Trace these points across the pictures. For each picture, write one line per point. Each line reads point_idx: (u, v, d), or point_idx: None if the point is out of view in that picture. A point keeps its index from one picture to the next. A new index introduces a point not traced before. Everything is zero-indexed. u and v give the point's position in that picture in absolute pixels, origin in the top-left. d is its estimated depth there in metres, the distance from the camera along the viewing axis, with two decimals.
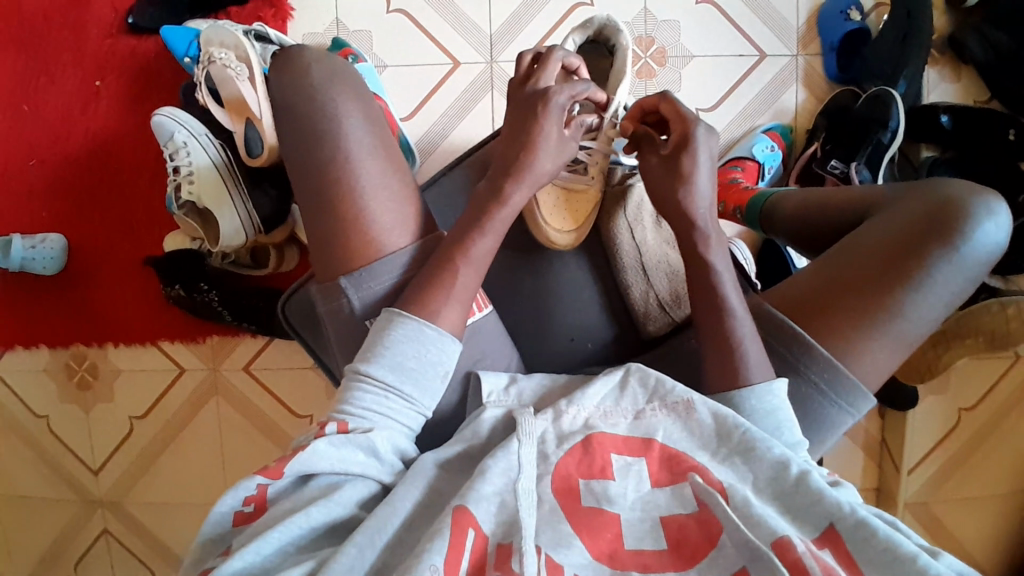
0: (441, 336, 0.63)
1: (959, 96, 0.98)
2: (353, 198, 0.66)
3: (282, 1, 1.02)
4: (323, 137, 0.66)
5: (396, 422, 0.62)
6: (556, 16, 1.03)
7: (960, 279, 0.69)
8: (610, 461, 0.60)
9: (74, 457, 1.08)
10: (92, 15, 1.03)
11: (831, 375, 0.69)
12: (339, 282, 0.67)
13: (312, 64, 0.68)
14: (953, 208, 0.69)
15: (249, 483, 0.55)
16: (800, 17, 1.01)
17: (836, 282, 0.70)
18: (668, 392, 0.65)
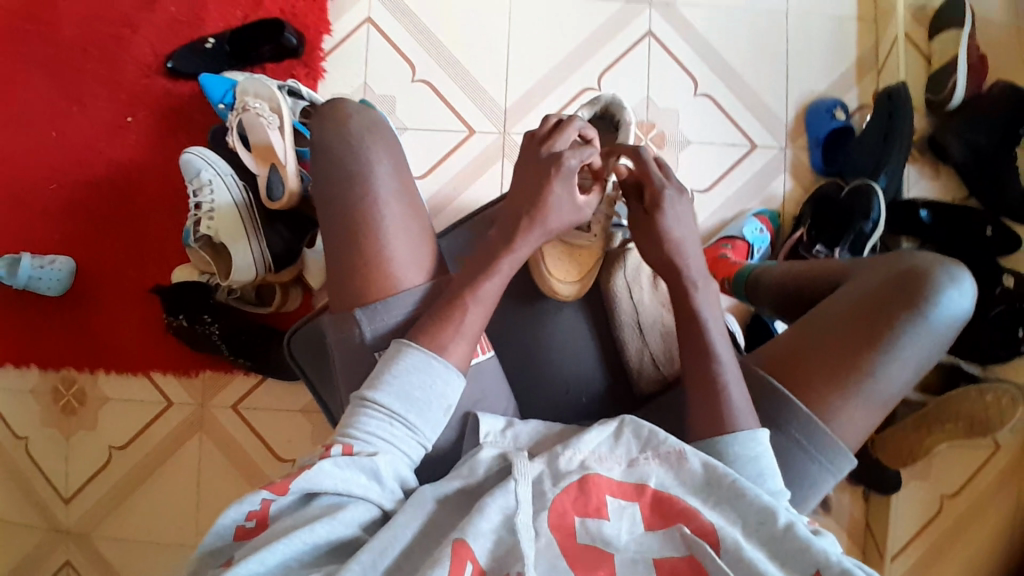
0: (447, 369, 0.65)
1: (939, 193, 1.07)
2: (376, 232, 0.70)
3: (315, 62, 1.10)
4: (353, 173, 0.71)
5: (399, 450, 0.63)
6: (567, 95, 1.11)
7: (930, 344, 0.71)
8: (605, 502, 0.60)
9: (47, 483, 1.06)
10: (135, 59, 1.10)
11: (811, 432, 0.70)
12: (353, 312, 0.70)
13: (351, 110, 0.74)
14: (921, 276, 0.72)
15: (254, 497, 0.56)
16: (789, 112, 1.11)
17: (810, 344, 0.73)
18: (660, 442, 0.64)
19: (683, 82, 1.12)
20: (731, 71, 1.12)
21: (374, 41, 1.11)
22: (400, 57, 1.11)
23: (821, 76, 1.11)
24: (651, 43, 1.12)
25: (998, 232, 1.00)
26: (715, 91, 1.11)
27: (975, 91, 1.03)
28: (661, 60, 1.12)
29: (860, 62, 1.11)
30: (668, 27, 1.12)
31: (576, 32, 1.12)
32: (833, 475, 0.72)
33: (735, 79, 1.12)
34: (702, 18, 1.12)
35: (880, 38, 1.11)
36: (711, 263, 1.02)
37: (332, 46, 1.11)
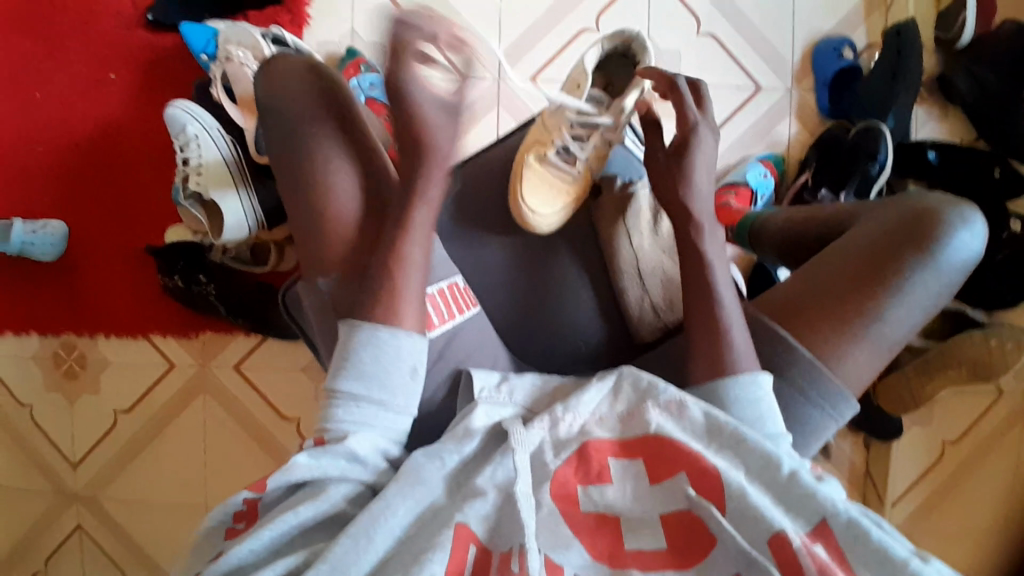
0: (395, 332, 0.58)
1: (946, 134, 1.04)
2: (338, 202, 0.65)
3: (299, 7, 1.05)
4: (309, 145, 0.67)
5: (376, 430, 0.57)
6: (564, 37, 1.07)
7: (939, 284, 0.70)
8: (608, 466, 0.56)
9: (54, 448, 1.07)
10: (111, 10, 1.05)
11: (816, 379, 0.68)
12: (317, 284, 0.65)
13: (295, 73, 0.69)
14: (932, 217, 0.71)
15: (238, 498, 0.56)
16: (795, 54, 1.06)
17: (819, 285, 0.71)
18: (659, 392, 0.60)
19: (685, 21, 1.07)
20: (736, 7, 1.06)
21: None
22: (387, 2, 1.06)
23: (830, 10, 1.06)
24: None
25: (1007, 173, 0.97)
26: (718, 29, 1.07)
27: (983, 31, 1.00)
28: None
29: None
30: None
31: None
32: (834, 421, 0.71)
33: (740, 16, 1.06)
34: None
35: None
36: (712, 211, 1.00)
37: None
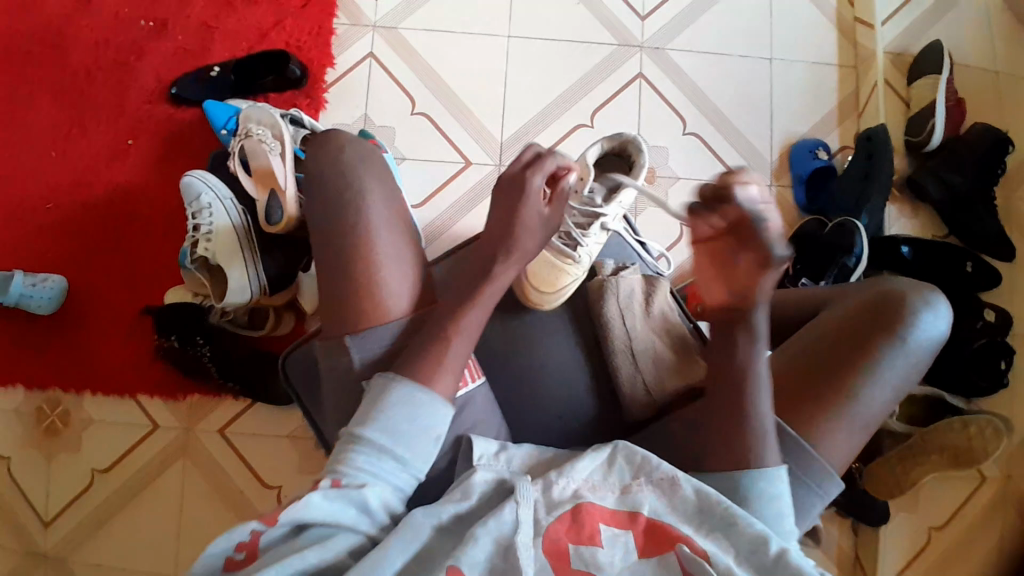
0: (433, 400, 0.62)
1: (918, 229, 1.12)
2: (372, 264, 0.68)
3: (318, 93, 1.14)
4: (349, 206, 0.70)
5: (390, 484, 0.59)
6: (561, 130, 1.15)
7: (911, 365, 0.72)
8: (598, 530, 0.58)
9: (28, 505, 1.04)
10: (141, 86, 1.13)
11: (797, 456, 0.69)
12: (344, 340, 0.68)
13: (346, 144, 0.73)
14: (899, 299, 0.74)
15: (244, 528, 0.55)
16: (772, 153, 1.16)
17: (795, 368, 0.73)
18: (653, 468, 0.63)
19: (671, 121, 1.16)
20: (718, 112, 1.17)
21: (376, 75, 1.15)
22: (400, 90, 1.15)
23: (803, 118, 1.16)
24: (641, 83, 1.17)
25: (978, 267, 1.04)
26: (702, 130, 1.16)
27: (953, 134, 1.09)
28: (651, 99, 1.17)
29: (840, 105, 1.17)
30: (657, 69, 1.17)
31: (571, 71, 1.17)
32: (821, 498, 0.71)
33: (721, 120, 1.17)
34: (690, 62, 1.18)
35: (859, 84, 1.17)
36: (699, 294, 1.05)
37: (335, 78, 1.15)
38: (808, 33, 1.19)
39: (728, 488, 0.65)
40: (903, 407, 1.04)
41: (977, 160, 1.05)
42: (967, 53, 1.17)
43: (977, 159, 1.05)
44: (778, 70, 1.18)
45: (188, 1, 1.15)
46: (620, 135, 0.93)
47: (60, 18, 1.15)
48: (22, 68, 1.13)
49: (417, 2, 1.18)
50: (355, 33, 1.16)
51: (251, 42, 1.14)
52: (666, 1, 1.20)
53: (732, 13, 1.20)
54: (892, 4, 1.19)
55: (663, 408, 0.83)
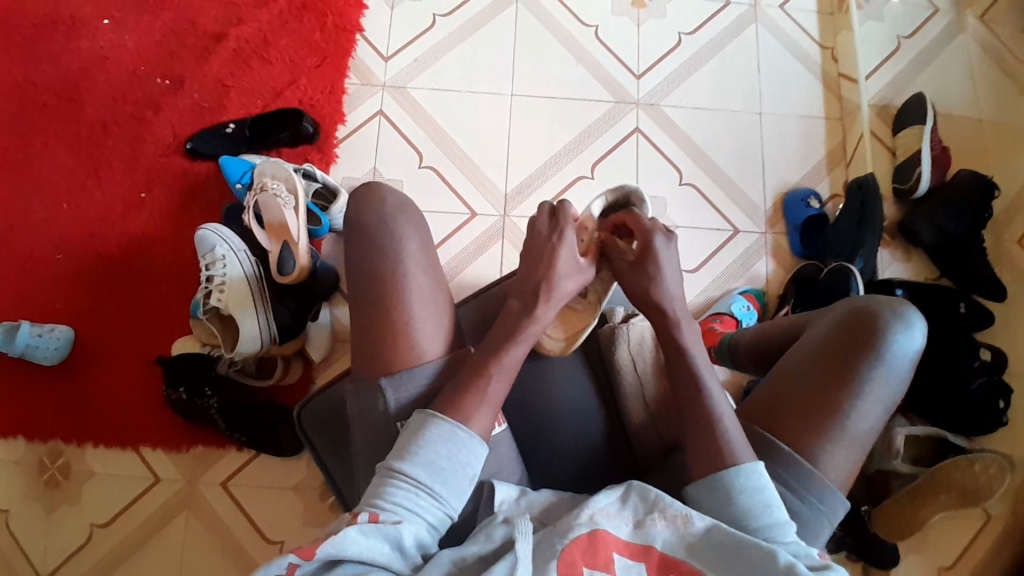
0: (472, 439, 0.66)
1: (912, 273, 1.15)
2: (406, 309, 0.72)
3: (329, 148, 1.17)
4: (386, 254, 0.73)
5: (423, 521, 0.62)
6: (563, 181, 1.19)
7: (894, 377, 0.75)
8: (612, 558, 0.60)
9: (26, 559, 1.01)
10: (156, 142, 1.17)
11: (795, 475, 0.72)
12: (380, 381, 0.71)
13: (388, 194, 0.77)
14: (872, 313, 0.77)
15: (281, 561, 0.54)
16: (766, 202, 1.20)
17: (785, 393, 0.77)
18: (668, 504, 0.64)
19: (669, 172, 1.21)
20: (713, 163, 1.22)
21: (385, 130, 1.20)
22: (408, 145, 1.19)
23: (795, 168, 1.22)
24: (638, 136, 1.22)
25: (971, 308, 1.08)
26: (698, 180, 1.21)
27: (940, 180, 1.14)
28: (649, 153, 1.22)
29: (830, 156, 1.22)
30: (653, 123, 1.23)
31: (572, 125, 1.22)
32: (827, 518, 0.74)
33: (717, 170, 1.21)
34: (685, 116, 1.24)
35: (846, 135, 1.23)
36: (700, 335, 1.09)
37: (346, 134, 1.19)
38: (796, 89, 1.26)
39: (723, 498, 0.66)
40: (908, 448, 1.04)
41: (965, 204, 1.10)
42: (950, 104, 1.23)
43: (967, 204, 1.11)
44: (769, 124, 1.24)
45: (204, 62, 1.20)
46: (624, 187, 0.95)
47: (80, 78, 1.19)
48: (39, 125, 1.17)
49: (425, 62, 1.24)
50: (365, 92, 1.21)
51: (264, 100, 1.19)
52: (660, 60, 1.26)
53: (723, 72, 1.26)
54: (875, 61, 1.26)
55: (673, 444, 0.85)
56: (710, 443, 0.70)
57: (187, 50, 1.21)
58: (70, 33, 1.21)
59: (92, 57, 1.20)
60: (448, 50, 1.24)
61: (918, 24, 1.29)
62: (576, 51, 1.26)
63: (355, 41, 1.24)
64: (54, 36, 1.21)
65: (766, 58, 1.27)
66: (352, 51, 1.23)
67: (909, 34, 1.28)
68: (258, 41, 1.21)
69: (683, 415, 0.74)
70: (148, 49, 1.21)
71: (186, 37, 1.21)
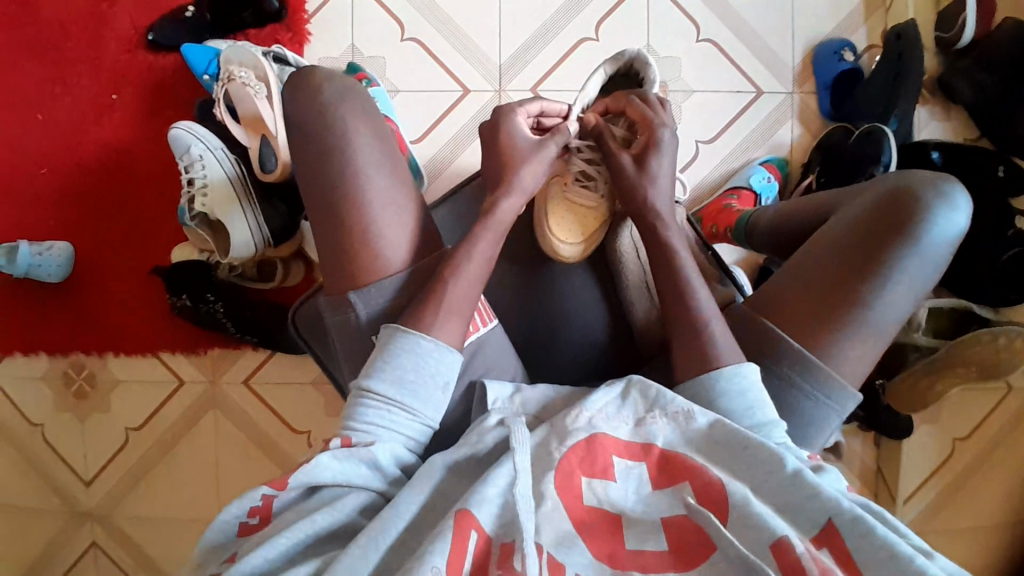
0: (440, 347, 0.64)
1: (951, 133, 1.04)
2: (368, 219, 0.67)
3: (300, 25, 1.06)
4: (338, 161, 0.67)
5: (400, 435, 0.62)
6: (563, 47, 1.07)
7: (928, 265, 0.69)
8: (612, 463, 0.56)
9: (66, 467, 1.08)
10: (115, 32, 1.06)
11: (803, 367, 0.69)
12: (347, 296, 0.68)
13: (324, 83, 0.70)
14: (912, 193, 0.70)
15: (255, 494, 0.57)
16: (795, 56, 1.07)
17: (806, 284, 0.71)
18: (669, 401, 0.59)
19: (684, 26, 1.07)
20: (735, 12, 1.07)
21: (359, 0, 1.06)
22: (387, 16, 1.07)
23: (830, 13, 1.06)
24: None
25: (1012, 170, 0.98)
26: (718, 34, 1.07)
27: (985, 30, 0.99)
28: (662, 6, 1.07)
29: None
30: None
31: None
32: (835, 411, 0.70)
33: (738, 21, 1.07)
34: None
35: None
36: (715, 214, 1.01)
37: (316, 7, 1.06)
38: None
39: (705, 399, 0.64)
40: (931, 321, 1.00)
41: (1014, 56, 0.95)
42: None
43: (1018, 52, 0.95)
44: None
45: None
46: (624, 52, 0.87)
47: None
48: None
49: None
50: None
51: None
52: None
53: None
54: None
55: None
56: (703, 345, 0.66)
57: None
58: None
59: None
60: None
61: None
62: None
63: None
64: None
65: None
66: None
67: None
68: None
69: (671, 319, 0.70)
70: None
71: None
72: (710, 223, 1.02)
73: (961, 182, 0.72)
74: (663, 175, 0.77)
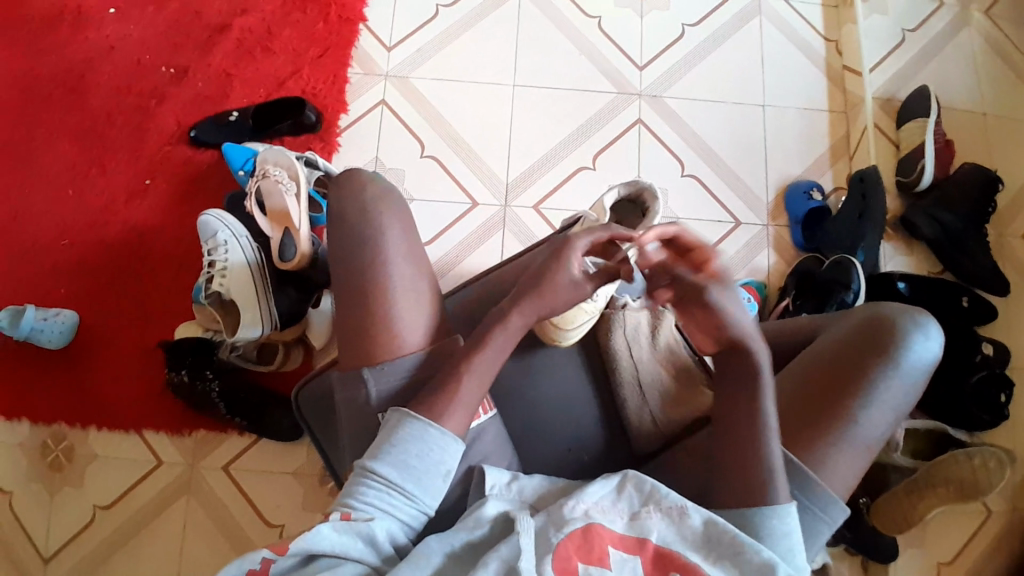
0: (444, 437, 0.66)
1: (914, 266, 1.15)
2: (388, 298, 0.72)
3: (332, 136, 1.18)
4: (367, 246, 0.73)
5: (396, 517, 0.64)
6: (565, 170, 1.19)
7: (909, 385, 0.73)
8: (607, 552, 0.60)
9: (26, 542, 1.02)
10: (161, 129, 1.18)
11: (802, 482, 0.70)
12: (361, 372, 0.72)
13: (365, 184, 0.76)
14: (891, 322, 0.75)
15: (255, 556, 0.59)
16: (768, 194, 1.20)
17: (796, 395, 0.74)
18: (662, 496, 0.64)
19: (671, 162, 1.21)
20: (714, 154, 1.22)
21: (387, 120, 1.20)
22: (411, 135, 1.20)
23: (797, 161, 1.21)
24: (641, 127, 1.22)
25: (973, 302, 1.08)
26: (699, 170, 1.21)
27: (942, 176, 1.14)
28: (650, 144, 1.21)
29: (833, 147, 1.22)
30: (656, 115, 1.23)
31: (574, 114, 1.22)
32: (826, 523, 0.72)
33: (718, 162, 1.21)
34: (687, 107, 1.24)
35: (850, 128, 1.23)
36: None
37: (348, 123, 1.20)
38: (799, 80, 1.25)
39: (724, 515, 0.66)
40: (908, 442, 1.04)
41: (968, 198, 1.10)
42: (954, 97, 1.22)
43: (970, 197, 1.10)
44: (772, 115, 1.23)
45: (209, 51, 1.21)
46: (636, 180, 0.94)
47: (87, 63, 1.20)
48: (46, 110, 1.18)
49: (428, 52, 1.24)
50: (367, 81, 1.22)
51: (269, 89, 1.20)
52: (663, 51, 1.26)
53: (725, 62, 1.26)
54: (878, 54, 1.25)
55: (670, 439, 0.84)
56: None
57: (193, 38, 1.22)
58: (78, 20, 1.22)
59: (99, 43, 1.21)
60: (450, 40, 1.25)
61: (923, 18, 1.28)
62: (578, 42, 1.26)
63: (358, 31, 1.24)
64: (62, 23, 1.22)
65: (770, 49, 1.27)
66: (356, 41, 1.24)
67: (913, 27, 1.27)
68: (264, 30, 1.22)
69: None
70: (154, 36, 1.22)
71: (192, 26, 1.22)
72: None
73: (932, 315, 0.77)
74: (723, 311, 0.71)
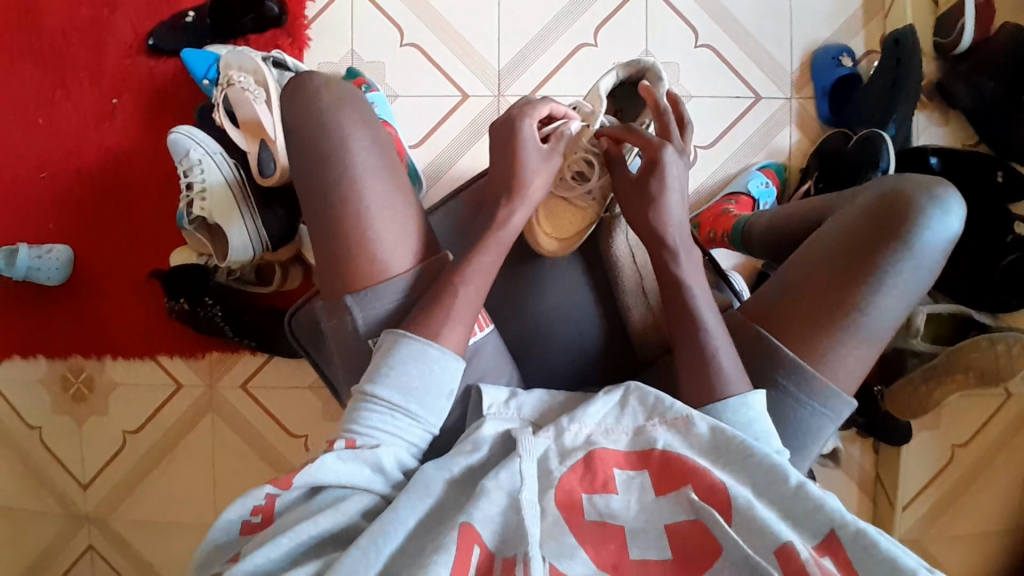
0: (445, 355, 0.59)
1: (948, 139, 1.06)
2: (363, 221, 0.63)
3: (300, 30, 1.06)
4: (333, 159, 0.64)
5: (401, 441, 0.57)
6: (561, 53, 1.07)
7: (919, 270, 0.65)
8: (613, 475, 0.54)
9: (63, 471, 1.09)
10: (117, 39, 1.07)
11: (799, 378, 0.65)
12: (345, 299, 0.64)
13: (320, 88, 0.66)
14: (903, 200, 0.65)
15: (258, 492, 0.53)
16: (793, 62, 1.07)
17: (795, 289, 0.67)
18: (667, 408, 0.57)
19: (683, 33, 1.07)
20: (732, 19, 1.07)
21: (359, 5, 1.07)
22: (387, 21, 1.07)
23: (827, 21, 1.06)
24: None
25: (1009, 177, 0.98)
26: (715, 40, 1.07)
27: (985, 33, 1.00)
28: (659, 11, 1.07)
29: (867, 3, 1.07)
30: None
31: None
32: (830, 417, 0.66)
33: (736, 28, 1.07)
34: None
35: None
36: (711, 219, 1.00)
37: (316, 14, 1.07)
38: None
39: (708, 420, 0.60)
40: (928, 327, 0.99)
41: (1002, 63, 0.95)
42: None
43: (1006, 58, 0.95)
44: None
45: None
46: (638, 59, 0.81)
47: None
48: None
49: None
50: None
51: None
52: None
53: None
54: None
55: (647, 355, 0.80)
56: (690, 334, 0.64)
57: None
58: None
59: None
60: None
61: None
62: None
63: None
64: None
65: None
66: None
67: None
68: None
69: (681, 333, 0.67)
70: None
71: None
72: (707, 228, 1.01)
73: (954, 187, 0.67)
74: (673, 196, 0.69)
